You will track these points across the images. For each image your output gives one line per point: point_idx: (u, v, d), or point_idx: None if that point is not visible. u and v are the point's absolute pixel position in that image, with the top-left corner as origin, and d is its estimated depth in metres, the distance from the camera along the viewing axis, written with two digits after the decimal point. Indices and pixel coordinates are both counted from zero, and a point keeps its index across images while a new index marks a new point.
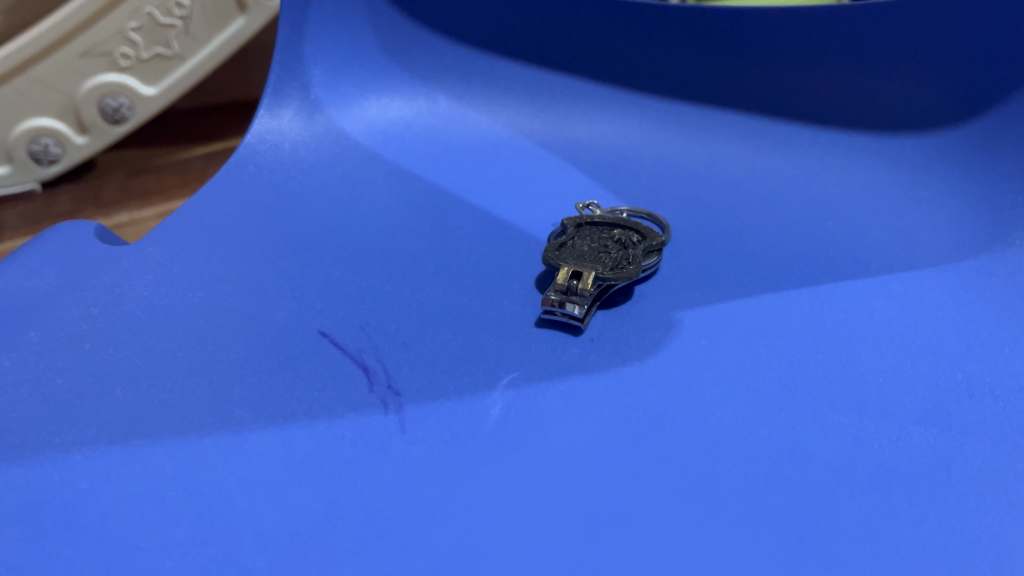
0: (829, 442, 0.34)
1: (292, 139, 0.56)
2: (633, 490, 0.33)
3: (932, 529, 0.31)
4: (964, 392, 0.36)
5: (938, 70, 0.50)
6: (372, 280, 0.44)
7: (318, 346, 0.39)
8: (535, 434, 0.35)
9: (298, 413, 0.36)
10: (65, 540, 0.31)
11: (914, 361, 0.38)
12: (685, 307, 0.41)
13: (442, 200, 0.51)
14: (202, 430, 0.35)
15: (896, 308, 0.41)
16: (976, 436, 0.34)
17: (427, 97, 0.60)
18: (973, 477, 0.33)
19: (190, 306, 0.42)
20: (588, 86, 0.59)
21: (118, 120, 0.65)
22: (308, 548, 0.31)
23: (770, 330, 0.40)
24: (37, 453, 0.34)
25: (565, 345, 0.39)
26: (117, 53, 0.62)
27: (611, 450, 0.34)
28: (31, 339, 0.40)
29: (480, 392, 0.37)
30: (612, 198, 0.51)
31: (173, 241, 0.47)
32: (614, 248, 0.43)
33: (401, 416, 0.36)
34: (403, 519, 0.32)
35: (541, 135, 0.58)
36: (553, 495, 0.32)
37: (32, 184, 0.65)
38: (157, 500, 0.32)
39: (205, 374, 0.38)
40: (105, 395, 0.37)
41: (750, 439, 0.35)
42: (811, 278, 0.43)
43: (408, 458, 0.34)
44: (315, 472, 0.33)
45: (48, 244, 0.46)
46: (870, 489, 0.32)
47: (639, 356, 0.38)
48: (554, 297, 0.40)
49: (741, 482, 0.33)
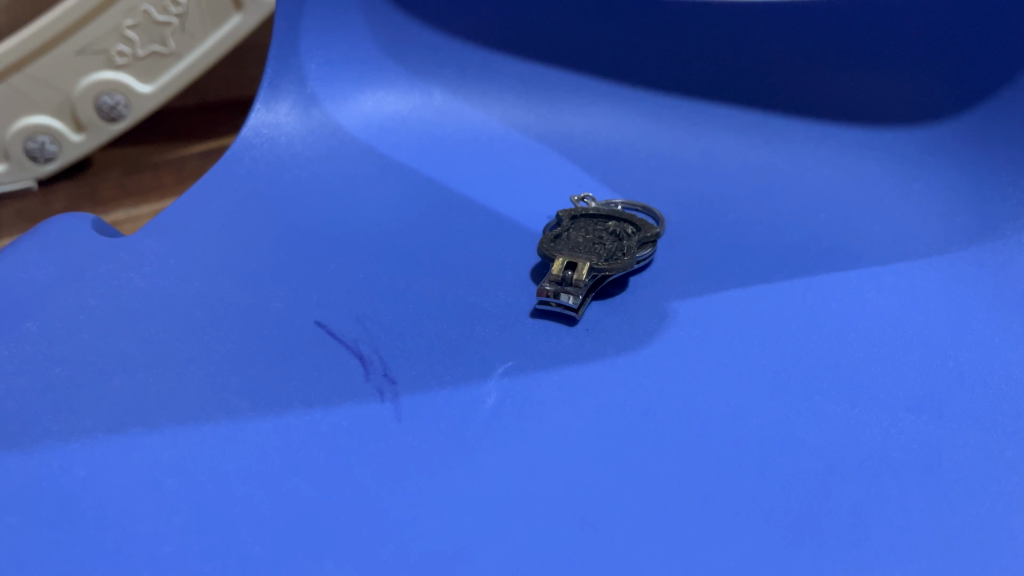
0: (822, 429, 0.35)
1: (288, 133, 0.56)
2: (627, 478, 0.33)
3: (924, 515, 0.31)
4: (955, 381, 0.37)
5: (931, 65, 0.50)
6: (368, 272, 0.44)
7: (315, 336, 0.40)
8: (530, 422, 0.35)
9: (296, 402, 0.36)
10: (65, 527, 0.31)
11: (905, 351, 0.38)
12: (679, 298, 0.42)
13: (438, 193, 0.52)
14: (200, 419, 0.35)
15: (888, 299, 0.41)
16: (967, 424, 0.35)
17: (422, 91, 0.60)
18: (963, 464, 0.33)
19: (187, 297, 0.42)
20: (583, 81, 0.59)
21: (114, 117, 0.66)
22: (307, 535, 0.31)
23: (763, 320, 0.40)
24: (35, 441, 0.35)
25: (560, 335, 0.39)
26: (112, 51, 0.62)
27: (606, 438, 0.35)
28: (29, 329, 0.40)
29: (476, 382, 0.37)
30: (607, 191, 0.52)
31: (169, 233, 0.47)
32: (609, 240, 0.44)
33: (398, 405, 0.36)
34: (401, 507, 0.32)
35: (536, 129, 0.58)
36: (549, 483, 0.33)
37: (29, 181, 0.65)
38: (155, 487, 0.33)
39: (202, 364, 0.38)
40: (104, 384, 0.37)
41: (744, 428, 0.35)
42: (804, 269, 0.44)
43: (404, 446, 0.34)
44: (313, 461, 0.34)
45: (46, 236, 0.46)
46: (861, 476, 0.33)
47: (633, 346, 0.39)
48: (550, 288, 0.40)
49: (735, 470, 0.33)
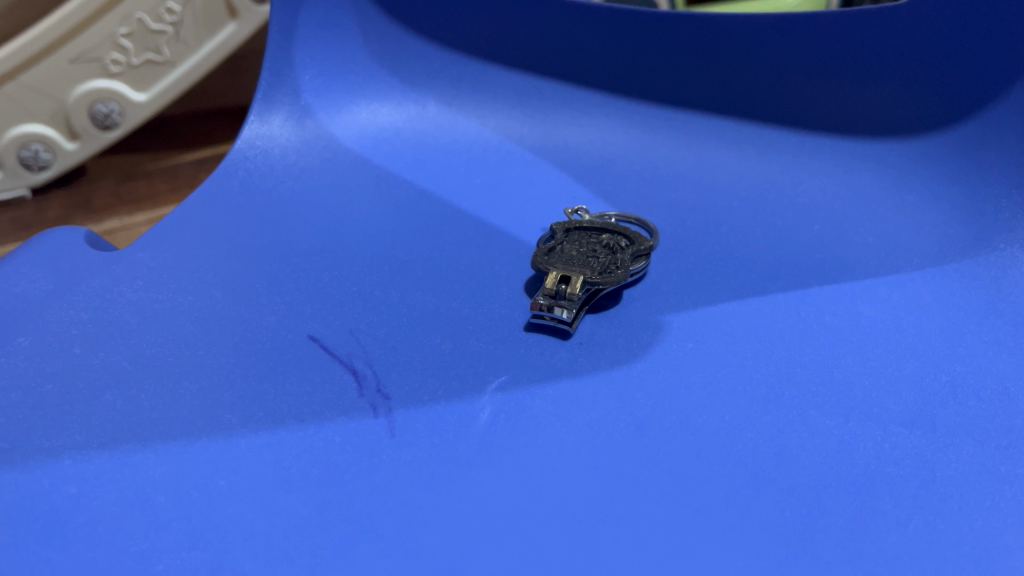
0: (816, 444, 0.35)
1: (282, 145, 0.56)
2: (619, 493, 0.33)
3: (917, 530, 0.31)
4: (948, 395, 0.37)
5: (920, 77, 0.50)
6: (361, 286, 0.44)
7: (307, 351, 0.39)
8: (524, 437, 0.35)
9: (288, 418, 0.36)
10: (55, 544, 0.31)
11: (898, 364, 0.38)
12: (674, 311, 0.42)
13: (432, 205, 0.52)
14: (193, 435, 0.35)
15: (881, 312, 0.41)
16: (960, 438, 0.35)
17: (416, 103, 0.60)
18: (957, 478, 0.33)
19: (180, 311, 0.42)
20: (576, 93, 0.59)
21: (108, 126, 0.65)
22: (300, 551, 0.31)
23: (757, 333, 0.40)
24: (25, 458, 0.35)
25: (554, 349, 0.39)
26: (107, 58, 0.62)
27: (600, 453, 0.34)
28: (20, 344, 0.40)
29: (470, 396, 0.37)
30: (600, 203, 0.52)
31: (163, 246, 0.47)
32: (602, 253, 0.44)
33: (391, 420, 0.36)
34: (394, 524, 0.32)
35: (530, 140, 0.58)
36: (544, 496, 0.33)
37: (22, 190, 0.64)
38: (148, 504, 0.32)
39: (196, 379, 0.38)
40: (95, 401, 0.37)
41: (738, 442, 0.35)
42: (798, 282, 0.44)
43: (396, 461, 0.34)
44: (306, 478, 0.33)
45: (38, 248, 0.46)
46: (855, 491, 0.33)
47: (628, 360, 0.39)
48: (544, 301, 0.40)
49: (728, 485, 0.33)
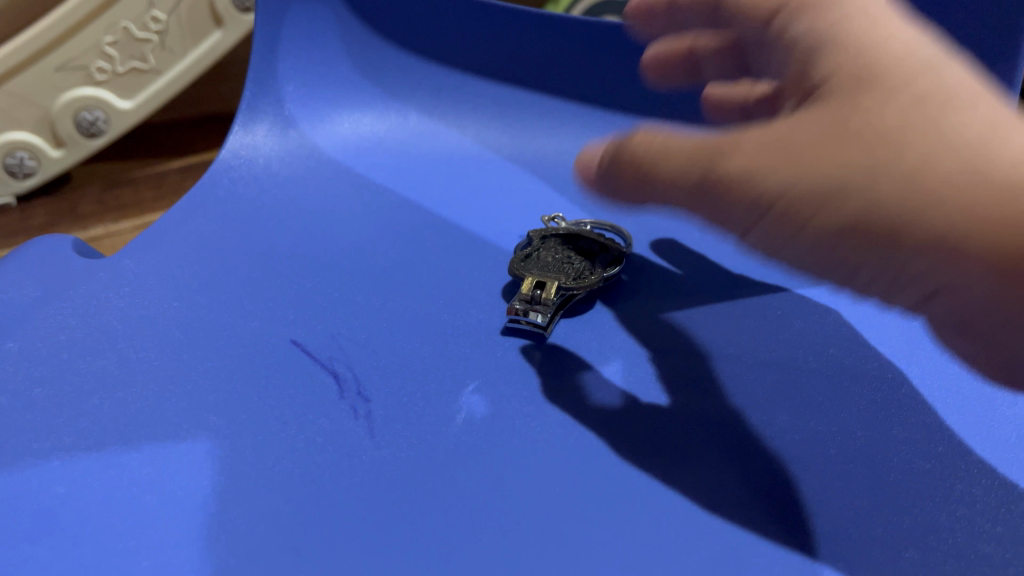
0: (779, 441, 0.36)
1: (266, 154, 0.57)
2: (587, 490, 0.34)
3: (871, 522, 0.33)
4: (907, 392, 0.38)
5: None
6: (342, 291, 0.45)
7: (289, 354, 0.40)
8: (499, 438, 0.36)
9: (271, 419, 0.37)
10: (44, 542, 0.32)
11: (860, 363, 0.40)
12: (647, 316, 0.43)
13: (411, 212, 0.53)
14: (178, 437, 0.36)
15: (846, 314, 0.43)
16: (917, 434, 0.36)
17: (398, 113, 0.62)
18: (912, 470, 0.34)
19: (166, 316, 0.43)
20: (554, 103, 0.60)
21: (94, 133, 0.66)
22: (281, 548, 0.32)
23: (726, 337, 0.42)
24: (15, 460, 0.36)
25: (530, 353, 0.41)
26: (92, 67, 0.63)
27: (571, 452, 0.36)
28: (9, 349, 0.41)
29: (447, 399, 0.38)
30: (577, 212, 0.53)
31: (148, 253, 0.48)
32: (577, 260, 0.45)
33: (370, 421, 0.37)
34: (372, 521, 0.33)
35: (509, 148, 0.59)
36: (516, 493, 0.34)
37: (8, 197, 0.66)
38: (134, 503, 0.34)
39: (181, 382, 0.39)
40: (83, 404, 0.38)
41: (702, 439, 0.36)
42: (766, 287, 0.45)
43: (375, 461, 0.35)
44: (287, 477, 0.35)
45: (27, 255, 0.47)
46: (814, 484, 0.34)
47: (600, 363, 0.40)
48: (519, 306, 0.42)
49: (693, 482, 0.34)
